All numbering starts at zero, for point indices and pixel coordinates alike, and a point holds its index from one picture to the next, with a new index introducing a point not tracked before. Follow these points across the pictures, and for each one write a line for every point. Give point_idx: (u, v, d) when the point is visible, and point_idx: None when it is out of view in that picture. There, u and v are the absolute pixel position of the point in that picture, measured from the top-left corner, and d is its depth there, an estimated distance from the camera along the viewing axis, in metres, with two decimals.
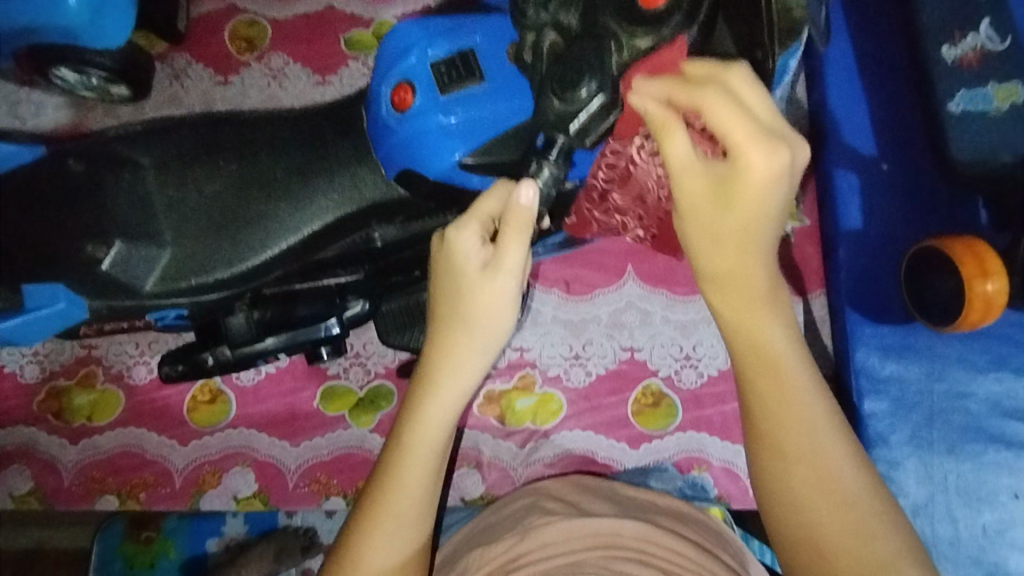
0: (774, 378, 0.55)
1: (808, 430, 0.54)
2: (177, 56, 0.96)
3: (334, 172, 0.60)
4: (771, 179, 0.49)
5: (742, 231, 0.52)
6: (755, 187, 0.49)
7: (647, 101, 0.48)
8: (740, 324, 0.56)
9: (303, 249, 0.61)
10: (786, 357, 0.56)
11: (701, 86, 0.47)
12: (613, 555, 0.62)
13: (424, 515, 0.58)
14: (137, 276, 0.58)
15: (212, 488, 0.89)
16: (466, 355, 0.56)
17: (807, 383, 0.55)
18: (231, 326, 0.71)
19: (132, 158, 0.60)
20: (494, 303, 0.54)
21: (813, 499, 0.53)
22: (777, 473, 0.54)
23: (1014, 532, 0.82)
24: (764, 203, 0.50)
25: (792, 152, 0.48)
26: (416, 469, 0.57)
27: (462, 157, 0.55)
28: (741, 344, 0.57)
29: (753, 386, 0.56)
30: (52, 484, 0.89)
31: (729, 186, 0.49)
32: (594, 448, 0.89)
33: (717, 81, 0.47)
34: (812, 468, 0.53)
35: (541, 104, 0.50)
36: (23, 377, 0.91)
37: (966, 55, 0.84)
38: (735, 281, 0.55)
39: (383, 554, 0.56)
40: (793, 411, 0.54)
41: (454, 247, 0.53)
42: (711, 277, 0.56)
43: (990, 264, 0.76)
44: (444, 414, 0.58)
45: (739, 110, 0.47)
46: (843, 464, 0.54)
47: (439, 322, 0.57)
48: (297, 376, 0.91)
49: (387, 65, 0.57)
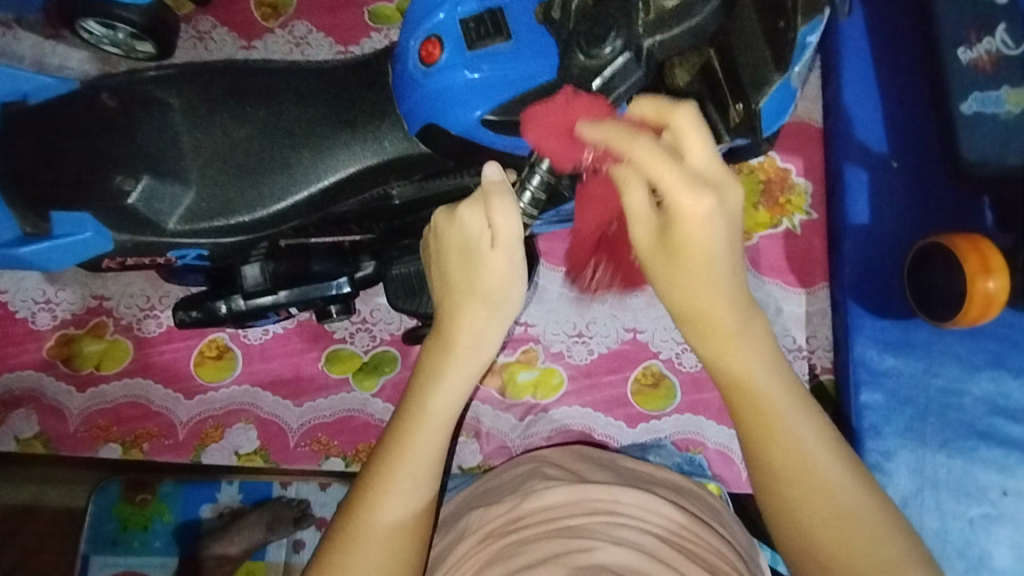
0: (768, 406, 0.53)
1: (813, 462, 0.52)
2: (202, 18, 0.97)
3: (357, 125, 0.62)
4: (714, 220, 0.47)
5: (705, 260, 0.49)
6: (693, 229, 0.48)
7: (592, 130, 0.49)
8: (719, 362, 0.53)
9: (322, 199, 0.62)
10: (771, 381, 0.53)
11: (632, 135, 0.46)
12: (612, 521, 0.63)
13: (435, 478, 0.60)
14: (161, 212, 0.60)
15: (214, 441, 0.90)
16: (482, 329, 0.57)
17: (806, 416, 0.53)
18: (245, 276, 0.72)
19: (163, 99, 0.62)
20: (505, 277, 0.54)
21: (831, 525, 0.52)
22: (785, 512, 0.53)
23: (1000, 527, 0.84)
24: (714, 244, 0.48)
25: (721, 195, 0.47)
26: (431, 437, 0.59)
27: (484, 115, 0.57)
28: (727, 381, 0.54)
29: (750, 433, 0.53)
30: (56, 429, 0.90)
31: (674, 233, 0.48)
32: (593, 424, 0.90)
33: (669, 110, 0.48)
34: (812, 482, 0.52)
35: (567, 59, 0.53)
36: (35, 323, 0.92)
37: (980, 58, 0.83)
38: (715, 318, 0.51)
39: (397, 513, 0.58)
40: (788, 429, 0.53)
41: (465, 225, 0.54)
42: (691, 320, 0.53)
43: (993, 262, 0.77)
44: (457, 387, 0.59)
45: (672, 158, 0.46)
46: (846, 490, 0.52)
47: (452, 296, 0.57)
48: (303, 338, 0.93)
49: (417, 20, 0.58)
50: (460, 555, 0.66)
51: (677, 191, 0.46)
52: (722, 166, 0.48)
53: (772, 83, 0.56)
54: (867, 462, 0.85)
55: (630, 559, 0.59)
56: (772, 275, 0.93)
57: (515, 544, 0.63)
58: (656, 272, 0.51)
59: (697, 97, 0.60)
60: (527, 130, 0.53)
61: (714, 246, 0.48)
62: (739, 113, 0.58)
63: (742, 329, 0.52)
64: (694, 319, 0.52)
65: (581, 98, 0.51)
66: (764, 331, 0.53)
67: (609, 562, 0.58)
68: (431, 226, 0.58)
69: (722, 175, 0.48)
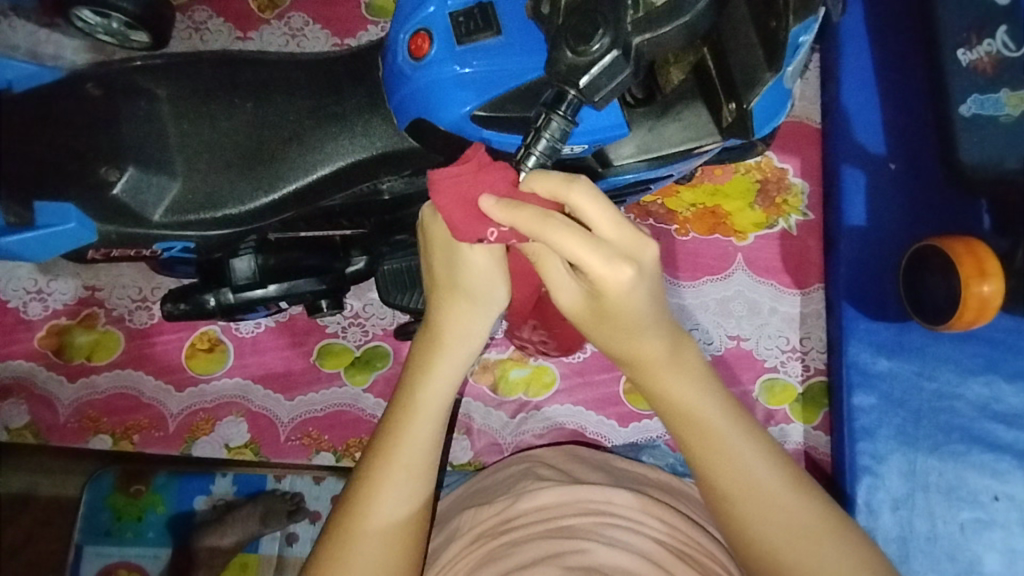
0: (711, 442, 0.58)
1: (742, 477, 0.58)
2: (199, 8, 0.95)
3: (347, 118, 0.62)
4: (638, 285, 0.49)
5: (635, 319, 0.53)
6: (619, 296, 0.50)
7: (494, 214, 0.48)
8: (662, 396, 0.59)
9: (310, 193, 0.62)
10: (707, 409, 0.58)
11: (541, 217, 0.46)
12: (604, 522, 0.63)
13: (430, 467, 0.60)
14: (147, 203, 0.60)
15: (205, 434, 0.90)
16: (468, 324, 0.57)
17: (744, 441, 0.58)
18: (235, 268, 0.72)
19: (150, 89, 0.62)
20: (488, 273, 0.54)
21: (772, 534, 0.56)
22: (747, 535, 0.57)
23: (990, 532, 0.83)
24: (641, 302, 0.51)
25: (639, 262, 0.48)
26: (421, 428, 0.59)
27: (474, 110, 0.56)
28: (672, 409, 0.59)
29: (692, 454, 0.59)
30: (47, 420, 0.90)
31: (602, 300, 0.51)
32: (584, 423, 0.90)
33: (553, 188, 0.47)
34: (759, 505, 0.57)
35: (554, 55, 0.50)
36: (26, 313, 0.91)
37: (980, 59, 0.82)
38: (647, 363, 0.58)
39: (392, 507, 0.58)
40: (726, 454, 0.58)
41: (445, 221, 0.52)
42: (629, 360, 0.58)
43: (988, 265, 0.76)
44: (445, 376, 0.59)
45: (579, 235, 0.46)
46: (789, 508, 0.56)
47: (436, 291, 0.57)
48: (295, 333, 0.93)
49: (407, 13, 0.58)
50: (453, 554, 0.66)
51: (592, 266, 0.47)
52: (632, 228, 0.48)
53: (765, 82, 0.54)
54: (858, 464, 0.85)
55: (623, 560, 0.59)
56: (766, 276, 0.92)
57: (505, 546, 0.63)
58: (598, 331, 0.55)
59: (688, 96, 0.61)
60: (435, 202, 0.49)
61: (638, 308, 0.52)
62: (732, 112, 0.58)
63: (675, 363, 0.58)
64: (631, 361, 0.58)
65: (496, 167, 0.49)
66: (698, 361, 0.59)
67: (605, 563, 0.58)
68: (418, 221, 0.56)
69: (628, 238, 0.48)
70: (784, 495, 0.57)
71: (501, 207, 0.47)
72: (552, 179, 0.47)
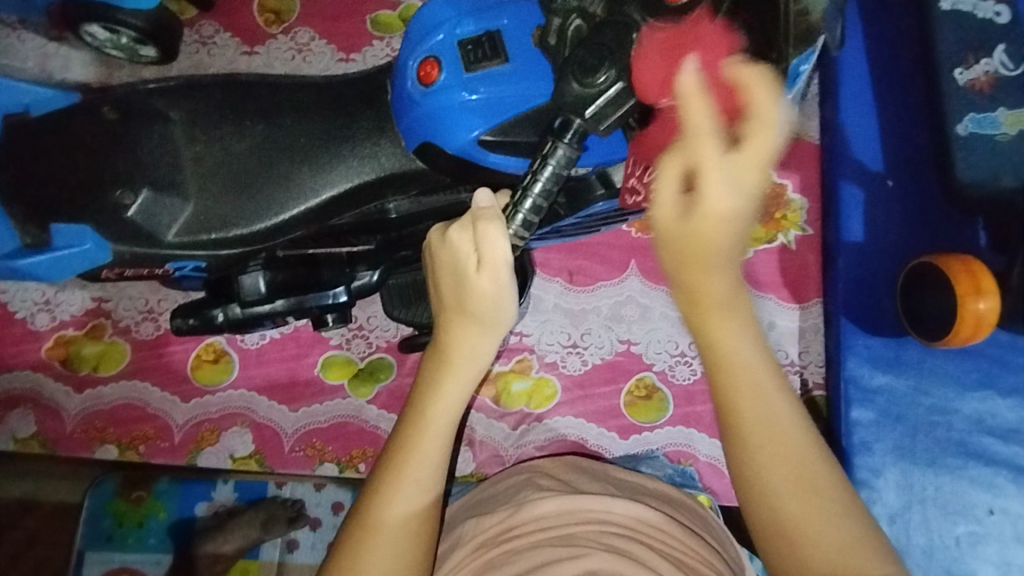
0: (745, 382, 0.57)
1: (772, 432, 0.56)
2: (206, 23, 0.96)
3: (356, 140, 0.63)
4: (733, 220, 0.50)
5: (709, 247, 0.52)
6: (711, 223, 0.50)
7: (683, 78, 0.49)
8: (709, 337, 0.58)
9: (320, 213, 0.63)
10: (746, 353, 0.58)
11: (707, 106, 0.48)
12: (604, 531, 0.64)
13: (437, 479, 0.61)
14: (160, 224, 0.62)
15: (210, 445, 0.91)
16: (477, 342, 0.59)
17: (777, 393, 0.57)
18: (243, 285, 0.73)
19: (164, 113, 0.63)
20: (495, 296, 0.55)
21: (779, 483, 0.55)
22: (755, 481, 0.55)
23: (986, 545, 0.84)
24: (726, 236, 0.51)
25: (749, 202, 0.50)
26: (432, 442, 0.61)
27: (480, 135, 0.58)
28: (712, 347, 0.58)
29: (725, 397, 0.57)
30: (53, 429, 0.90)
31: (691, 221, 0.51)
32: (585, 435, 0.91)
33: (753, 86, 0.49)
34: (780, 458, 0.55)
35: (561, 87, 0.51)
36: (34, 323, 0.92)
37: (978, 79, 0.85)
38: (709, 295, 0.56)
39: (401, 517, 0.59)
40: (759, 393, 0.57)
41: (455, 245, 0.54)
42: (686, 294, 0.57)
43: (984, 282, 0.77)
44: (455, 394, 0.61)
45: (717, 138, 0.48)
46: (810, 466, 0.55)
47: (446, 311, 0.59)
48: (300, 344, 0.94)
49: (415, 41, 0.59)
50: (455, 563, 0.67)
51: (710, 180, 0.49)
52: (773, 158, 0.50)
53: None
54: (856, 477, 0.86)
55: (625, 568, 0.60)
56: (765, 291, 0.93)
57: (508, 553, 0.64)
58: (671, 251, 0.53)
59: None
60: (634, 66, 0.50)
61: (723, 240, 0.51)
62: None
63: (728, 305, 0.57)
64: (690, 294, 0.56)
65: (705, 41, 0.50)
66: (749, 314, 0.58)
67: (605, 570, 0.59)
68: (426, 244, 0.58)
69: (760, 176, 0.49)
70: (806, 458, 0.55)
71: (699, 78, 0.49)
72: (753, 74, 0.49)
